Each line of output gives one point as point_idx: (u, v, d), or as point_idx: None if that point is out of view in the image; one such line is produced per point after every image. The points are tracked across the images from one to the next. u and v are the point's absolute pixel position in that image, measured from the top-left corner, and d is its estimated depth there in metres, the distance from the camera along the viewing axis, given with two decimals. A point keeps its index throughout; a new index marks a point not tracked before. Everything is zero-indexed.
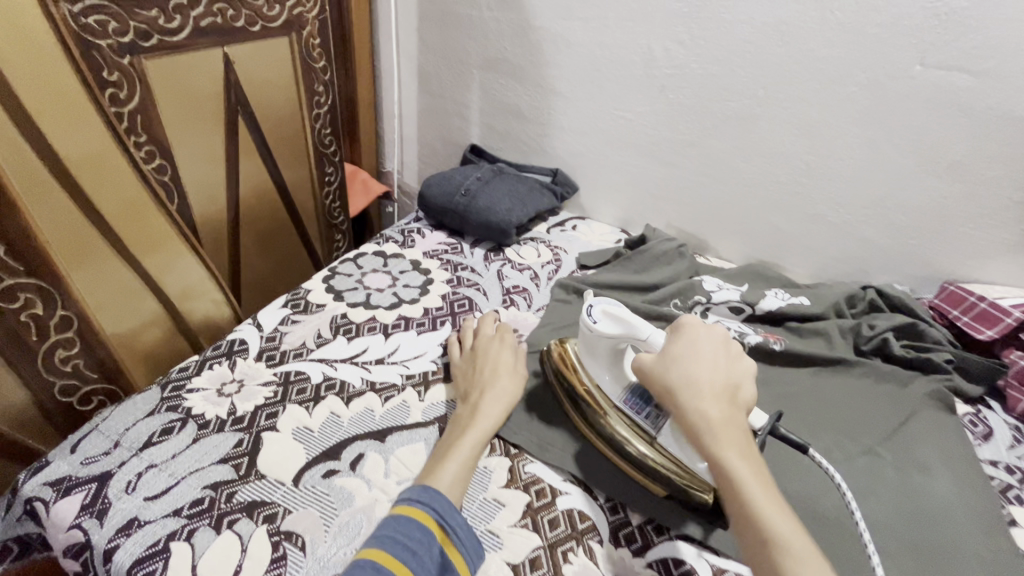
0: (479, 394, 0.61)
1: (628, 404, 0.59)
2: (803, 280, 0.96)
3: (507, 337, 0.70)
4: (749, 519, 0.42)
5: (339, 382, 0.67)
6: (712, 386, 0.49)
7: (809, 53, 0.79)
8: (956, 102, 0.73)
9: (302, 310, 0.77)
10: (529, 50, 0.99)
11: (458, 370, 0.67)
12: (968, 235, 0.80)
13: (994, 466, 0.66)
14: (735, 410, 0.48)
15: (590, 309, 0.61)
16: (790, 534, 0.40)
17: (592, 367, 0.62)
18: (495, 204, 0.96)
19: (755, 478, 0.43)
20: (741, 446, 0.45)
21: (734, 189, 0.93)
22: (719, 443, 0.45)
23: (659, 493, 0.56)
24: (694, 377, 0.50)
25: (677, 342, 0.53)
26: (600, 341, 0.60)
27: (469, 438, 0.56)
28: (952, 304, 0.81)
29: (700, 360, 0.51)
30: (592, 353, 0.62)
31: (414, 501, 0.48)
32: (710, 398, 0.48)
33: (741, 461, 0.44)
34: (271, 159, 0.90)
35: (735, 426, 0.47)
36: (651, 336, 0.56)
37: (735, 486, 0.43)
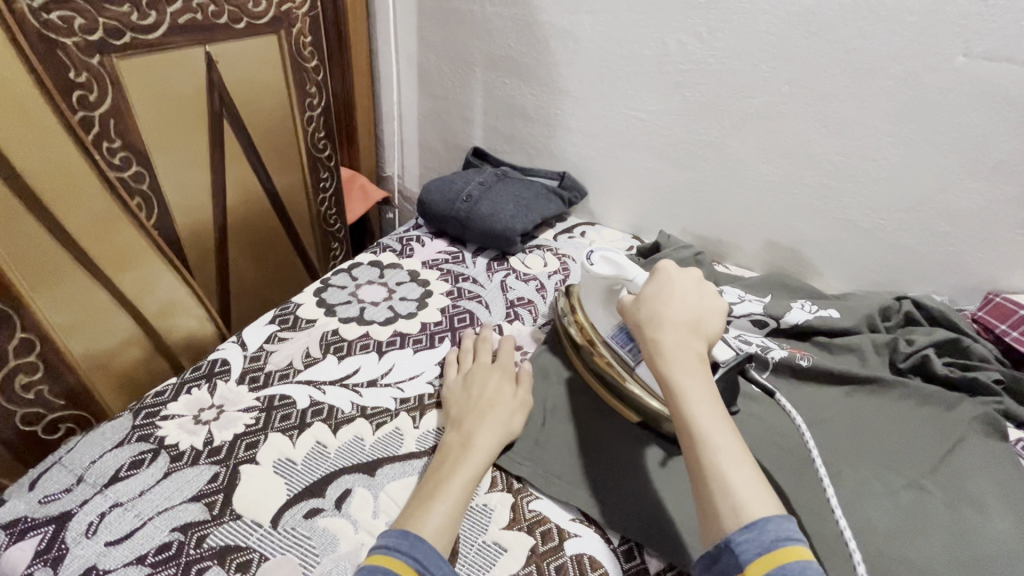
0: (472, 423, 0.56)
1: (614, 339, 0.63)
2: (831, 290, 0.89)
3: (509, 364, 0.65)
4: (684, 426, 0.45)
5: (327, 407, 0.61)
6: (673, 315, 0.52)
7: (839, 45, 0.72)
8: (1005, 96, 0.66)
9: (290, 326, 0.72)
10: (534, 48, 0.94)
11: (450, 394, 0.61)
12: (1017, 241, 0.73)
13: None
14: (693, 335, 0.51)
15: (589, 254, 0.65)
16: (720, 436, 0.44)
17: (590, 307, 0.67)
18: (498, 210, 0.90)
19: (698, 391, 0.47)
20: (689, 364, 0.48)
21: (756, 193, 0.87)
22: (667, 362, 0.49)
23: (632, 418, 0.60)
24: (658, 310, 0.53)
25: (652, 282, 0.56)
26: (595, 281, 0.65)
27: (459, 476, 0.50)
28: (998, 317, 0.73)
29: (668, 294, 0.54)
30: (589, 292, 0.67)
31: (389, 548, 0.43)
32: (667, 325, 0.51)
33: (686, 377, 0.47)
34: (261, 165, 0.85)
35: (687, 348, 0.50)
36: (637, 278, 0.60)
37: (676, 398, 0.47)
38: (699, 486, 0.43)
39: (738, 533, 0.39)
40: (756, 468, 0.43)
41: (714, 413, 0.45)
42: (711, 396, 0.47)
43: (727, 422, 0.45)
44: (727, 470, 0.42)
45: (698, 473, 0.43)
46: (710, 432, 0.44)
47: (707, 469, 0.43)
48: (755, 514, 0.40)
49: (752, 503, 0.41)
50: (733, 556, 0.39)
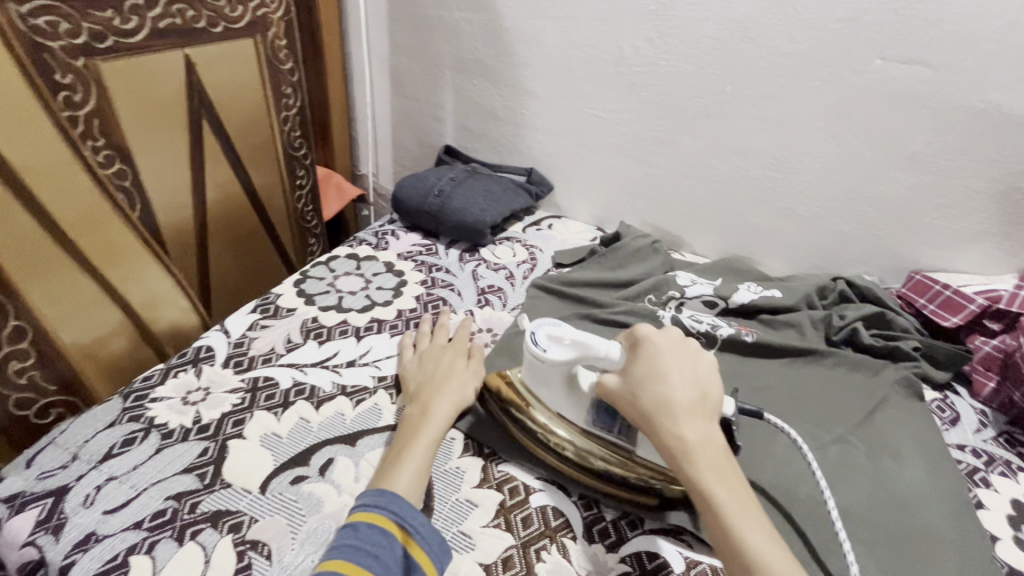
0: (430, 393, 0.61)
1: (595, 424, 0.56)
2: (777, 273, 0.97)
3: (462, 341, 0.70)
4: (732, 547, 0.42)
5: (309, 387, 0.65)
6: (685, 405, 0.48)
7: (774, 49, 0.80)
8: (916, 94, 0.75)
9: (271, 315, 0.76)
10: (500, 51, 0.99)
11: (406, 371, 0.66)
12: (932, 224, 0.82)
13: (961, 449, 0.67)
14: (706, 423, 0.48)
15: (534, 337, 0.57)
16: (777, 558, 0.42)
17: (547, 396, 0.58)
18: (469, 204, 0.95)
19: (733, 502, 0.44)
20: (723, 470, 0.45)
21: (707, 185, 0.94)
22: (698, 470, 0.45)
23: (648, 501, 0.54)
24: (664, 397, 0.48)
25: (641, 356, 0.51)
26: (553, 368, 0.56)
27: (421, 438, 0.55)
28: (918, 292, 0.82)
29: (667, 374, 0.49)
30: (546, 381, 0.57)
31: (372, 505, 0.48)
32: (681, 419, 0.47)
33: (720, 486, 0.45)
34: (238, 162, 0.88)
35: (711, 445, 0.46)
36: (608, 352, 0.53)
37: (721, 515, 0.43)
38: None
39: None
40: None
41: (760, 527, 0.43)
42: (750, 505, 0.44)
43: (770, 532, 0.43)
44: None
45: None
46: (767, 556, 0.41)
47: None
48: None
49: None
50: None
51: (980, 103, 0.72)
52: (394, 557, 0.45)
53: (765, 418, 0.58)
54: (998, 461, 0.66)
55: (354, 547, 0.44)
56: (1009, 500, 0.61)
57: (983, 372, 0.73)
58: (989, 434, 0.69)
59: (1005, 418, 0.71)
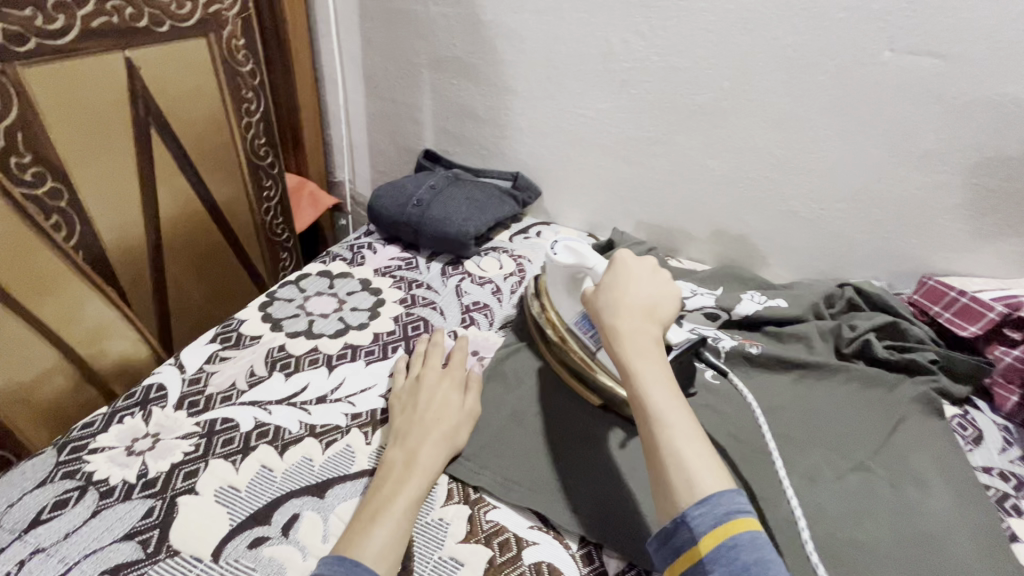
0: (417, 438, 0.55)
1: (576, 325, 0.63)
2: (780, 279, 0.92)
3: (458, 370, 0.63)
4: (638, 405, 0.46)
5: (273, 428, 0.58)
6: (630, 300, 0.53)
7: (774, 41, 0.74)
8: (928, 88, 0.70)
9: (233, 345, 0.69)
10: (480, 47, 0.93)
11: (396, 403, 0.60)
12: (945, 226, 0.77)
13: (987, 473, 0.62)
14: (649, 320, 0.52)
15: (552, 244, 0.66)
16: (675, 413, 0.45)
17: (554, 296, 0.67)
18: (450, 213, 0.88)
19: (649, 373, 0.47)
20: (644, 348, 0.50)
21: (704, 188, 0.88)
22: (620, 344, 0.50)
23: (592, 403, 0.62)
24: (612, 296, 0.55)
25: (610, 272, 0.58)
26: (558, 270, 0.65)
27: (402, 494, 0.49)
28: (932, 299, 0.76)
29: (623, 280, 0.56)
30: (554, 282, 0.67)
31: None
32: (623, 311, 0.53)
33: (640, 358, 0.49)
34: (195, 174, 0.81)
35: (641, 331, 0.51)
36: (596, 266, 0.61)
37: (633, 381, 0.47)
38: (653, 461, 0.43)
39: (692, 508, 0.40)
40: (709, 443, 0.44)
41: (669, 392, 0.46)
42: (667, 378, 0.48)
43: (680, 399, 0.46)
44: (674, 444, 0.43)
45: (653, 453, 0.44)
46: (664, 408, 0.45)
47: (664, 445, 0.43)
48: (707, 485, 0.41)
49: (702, 473, 0.41)
50: (687, 532, 0.39)
51: (998, 96, 0.67)
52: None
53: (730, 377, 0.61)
54: None
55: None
56: None
57: (1005, 386, 0.69)
58: (1015, 454, 0.64)
59: None
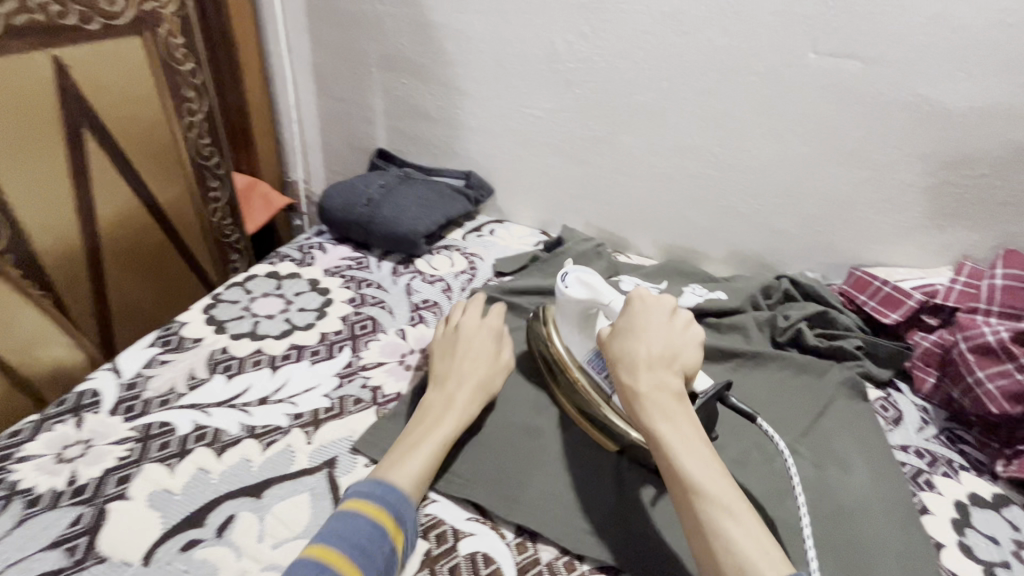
0: (455, 381, 0.62)
1: (590, 365, 0.63)
2: (723, 273, 0.95)
3: (496, 322, 0.69)
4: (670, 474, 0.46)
5: (212, 430, 0.58)
6: (646, 353, 0.53)
7: (707, 43, 0.77)
8: (849, 88, 0.73)
9: (173, 348, 0.68)
10: (429, 47, 0.93)
11: (437, 348, 0.67)
12: (869, 220, 0.81)
13: (904, 450, 0.66)
14: (668, 371, 0.52)
15: (563, 276, 0.65)
16: (716, 484, 0.45)
17: (564, 330, 0.66)
18: (401, 212, 0.89)
19: (676, 440, 0.47)
20: (671, 408, 0.49)
21: (648, 186, 0.91)
22: (646, 407, 0.50)
23: (611, 450, 0.61)
24: (630, 348, 0.54)
25: (624, 316, 0.57)
26: (570, 305, 0.64)
27: (433, 434, 0.57)
28: (859, 289, 0.81)
29: (637, 330, 0.55)
30: (564, 315, 0.66)
31: (366, 495, 0.49)
32: (640, 366, 0.52)
33: (664, 422, 0.49)
34: (134, 174, 0.79)
35: (665, 389, 0.51)
36: (613, 303, 0.61)
37: (666, 449, 0.47)
38: (697, 537, 0.44)
39: None
40: (753, 513, 0.44)
41: (703, 459, 0.46)
42: (699, 444, 0.47)
43: (716, 465, 0.46)
44: (716, 518, 0.43)
45: (699, 530, 0.44)
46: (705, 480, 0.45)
47: (709, 522, 0.43)
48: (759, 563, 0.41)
49: (753, 552, 0.41)
50: None
51: (911, 96, 0.71)
52: (380, 551, 0.46)
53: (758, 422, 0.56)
54: (940, 461, 0.65)
55: (343, 537, 0.46)
56: (952, 502, 0.60)
57: (923, 368, 0.73)
58: (930, 433, 0.68)
59: (945, 414, 0.70)
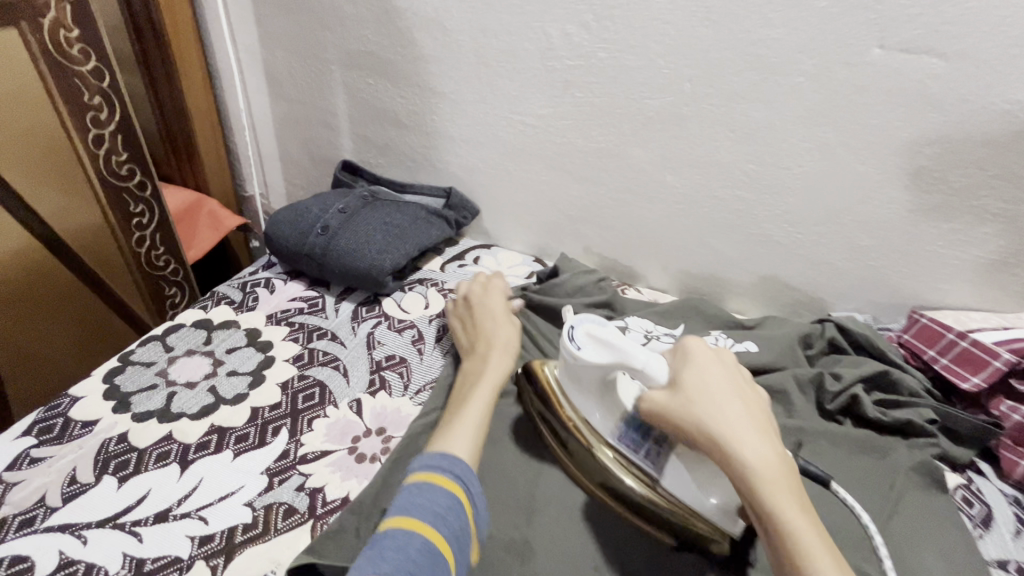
0: (485, 346, 0.60)
1: (622, 440, 0.50)
2: (751, 312, 0.80)
3: (496, 284, 0.68)
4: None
5: (82, 569, 0.44)
6: (751, 418, 0.44)
7: (742, 35, 0.61)
8: (924, 93, 0.58)
9: (53, 439, 0.53)
10: (396, 40, 0.77)
11: (456, 322, 0.65)
12: (939, 255, 0.66)
13: (1002, 569, 0.51)
14: (773, 442, 0.44)
15: (572, 332, 0.52)
16: None
17: (580, 399, 0.53)
18: (363, 243, 0.73)
19: (816, 534, 0.38)
20: (793, 494, 0.40)
21: (662, 209, 0.75)
22: (767, 489, 0.40)
23: (667, 542, 0.48)
24: (725, 409, 0.44)
25: (702, 368, 0.47)
26: (588, 370, 0.50)
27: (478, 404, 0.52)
28: (926, 341, 0.65)
29: (728, 391, 0.45)
30: (578, 381, 0.52)
31: (435, 467, 0.44)
32: (752, 436, 0.43)
33: (794, 509, 0.39)
34: (22, 205, 0.70)
35: (780, 467, 0.41)
36: (648, 366, 0.47)
37: (801, 547, 0.38)
38: None
39: None
40: None
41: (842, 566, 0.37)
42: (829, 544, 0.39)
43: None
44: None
45: None
46: None
47: None
48: None
49: None
50: None
51: (1008, 104, 0.55)
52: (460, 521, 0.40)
53: (833, 488, 0.52)
54: None
55: (421, 506, 0.40)
56: None
57: (1014, 449, 0.57)
58: None
59: None
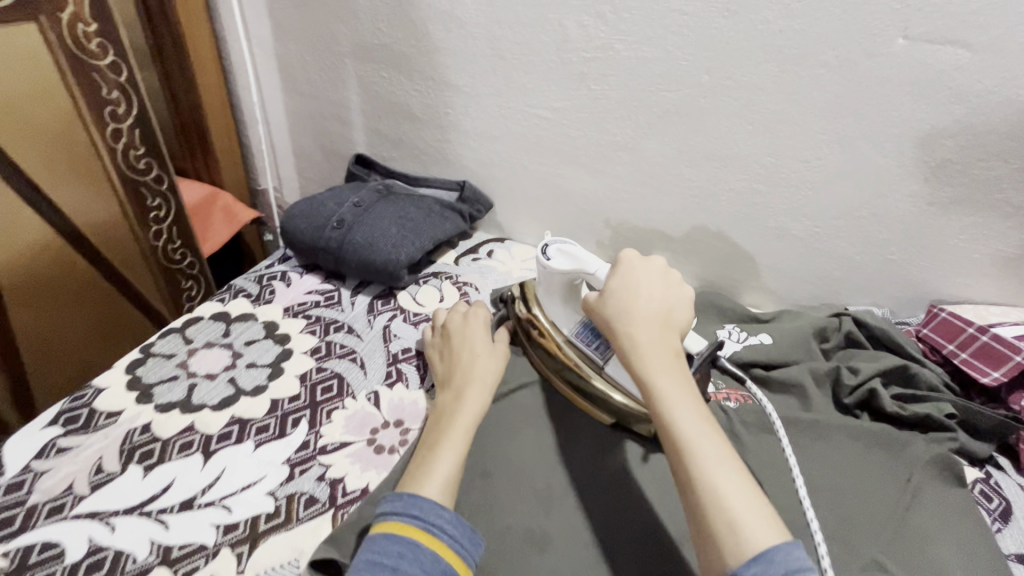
0: (463, 380, 0.56)
1: (578, 337, 0.59)
2: (766, 307, 0.79)
3: (481, 312, 0.64)
4: (666, 435, 0.42)
5: (112, 555, 0.45)
6: (647, 312, 0.49)
7: (762, 26, 0.60)
8: (948, 85, 0.57)
9: (79, 428, 0.54)
10: (410, 33, 0.77)
11: (433, 353, 0.61)
12: (960, 249, 0.65)
13: (1021, 563, 0.51)
14: (663, 328, 0.48)
15: (544, 249, 0.59)
16: (704, 438, 0.41)
17: (546, 303, 0.61)
18: (377, 235, 0.73)
19: (675, 390, 0.44)
20: (665, 363, 0.46)
21: (677, 203, 0.75)
22: (639, 359, 0.46)
23: (604, 420, 0.57)
24: (622, 299, 0.50)
25: (616, 274, 0.52)
26: (554, 278, 0.58)
27: (448, 449, 0.48)
28: (945, 336, 0.65)
29: (633, 291, 0.50)
30: (547, 289, 0.60)
31: (390, 514, 0.43)
32: (639, 319, 0.48)
33: (658, 372, 0.45)
34: (41, 196, 0.70)
35: (659, 343, 0.47)
36: (598, 272, 0.55)
37: (656, 399, 0.44)
38: (682, 490, 0.40)
39: (744, 567, 0.35)
40: (746, 473, 0.40)
41: (695, 416, 0.42)
42: (691, 399, 0.44)
43: (707, 423, 0.42)
44: (714, 486, 0.39)
45: (684, 481, 0.40)
46: (691, 431, 0.41)
47: (694, 473, 0.40)
48: (753, 527, 0.36)
49: (744, 511, 0.37)
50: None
51: None
52: (421, 564, 0.40)
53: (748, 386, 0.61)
54: None
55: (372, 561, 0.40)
56: None
57: None
58: None
59: None
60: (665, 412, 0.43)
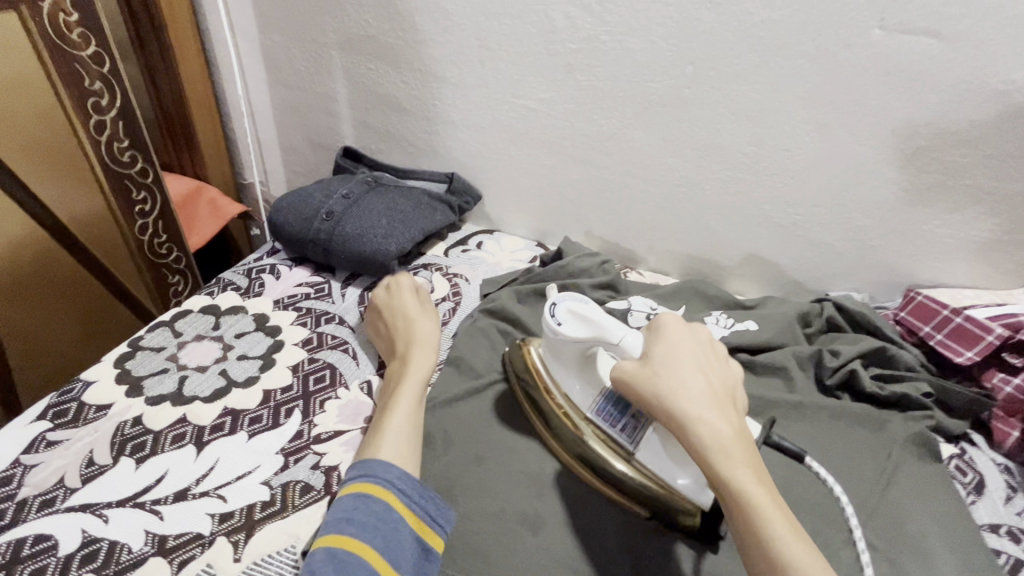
0: (398, 350, 0.59)
1: (600, 415, 0.51)
2: (751, 294, 0.81)
3: (402, 281, 0.66)
4: (764, 563, 0.36)
5: (106, 546, 0.45)
6: (709, 391, 0.43)
7: (744, 17, 0.61)
8: (922, 74, 0.59)
9: (69, 422, 0.53)
10: (396, 23, 0.77)
11: (371, 330, 0.64)
12: (936, 234, 0.67)
13: (994, 533, 0.54)
14: (735, 417, 0.42)
15: (552, 309, 0.53)
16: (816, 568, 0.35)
17: (556, 372, 0.54)
18: (367, 228, 0.73)
19: (768, 499, 0.38)
20: (752, 466, 0.40)
21: (663, 193, 0.76)
22: (724, 461, 0.39)
23: (639, 514, 0.49)
24: (687, 382, 0.43)
25: (665, 344, 0.46)
26: (567, 345, 0.51)
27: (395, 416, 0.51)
28: (921, 318, 0.67)
29: (688, 370, 0.44)
30: (559, 357, 0.53)
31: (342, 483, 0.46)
32: (712, 409, 0.42)
33: (750, 479, 0.38)
34: (23, 188, 0.69)
35: (739, 439, 0.41)
36: (624, 340, 0.48)
37: (754, 513, 0.37)
38: None
39: None
40: None
41: (797, 537, 0.37)
42: (787, 515, 0.38)
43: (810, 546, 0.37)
44: None
45: None
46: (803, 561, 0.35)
47: None
48: None
49: None
50: None
51: (1002, 83, 0.57)
52: (371, 510, 0.44)
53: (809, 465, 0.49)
54: None
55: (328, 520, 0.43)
56: None
57: (1006, 419, 0.60)
58: (1021, 505, 0.56)
59: None
60: (767, 533, 0.36)
